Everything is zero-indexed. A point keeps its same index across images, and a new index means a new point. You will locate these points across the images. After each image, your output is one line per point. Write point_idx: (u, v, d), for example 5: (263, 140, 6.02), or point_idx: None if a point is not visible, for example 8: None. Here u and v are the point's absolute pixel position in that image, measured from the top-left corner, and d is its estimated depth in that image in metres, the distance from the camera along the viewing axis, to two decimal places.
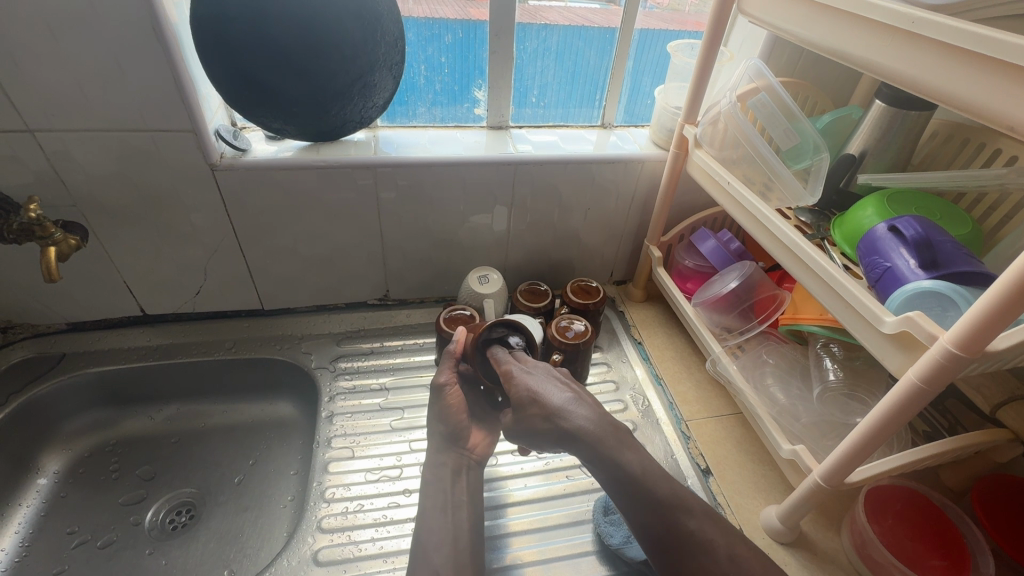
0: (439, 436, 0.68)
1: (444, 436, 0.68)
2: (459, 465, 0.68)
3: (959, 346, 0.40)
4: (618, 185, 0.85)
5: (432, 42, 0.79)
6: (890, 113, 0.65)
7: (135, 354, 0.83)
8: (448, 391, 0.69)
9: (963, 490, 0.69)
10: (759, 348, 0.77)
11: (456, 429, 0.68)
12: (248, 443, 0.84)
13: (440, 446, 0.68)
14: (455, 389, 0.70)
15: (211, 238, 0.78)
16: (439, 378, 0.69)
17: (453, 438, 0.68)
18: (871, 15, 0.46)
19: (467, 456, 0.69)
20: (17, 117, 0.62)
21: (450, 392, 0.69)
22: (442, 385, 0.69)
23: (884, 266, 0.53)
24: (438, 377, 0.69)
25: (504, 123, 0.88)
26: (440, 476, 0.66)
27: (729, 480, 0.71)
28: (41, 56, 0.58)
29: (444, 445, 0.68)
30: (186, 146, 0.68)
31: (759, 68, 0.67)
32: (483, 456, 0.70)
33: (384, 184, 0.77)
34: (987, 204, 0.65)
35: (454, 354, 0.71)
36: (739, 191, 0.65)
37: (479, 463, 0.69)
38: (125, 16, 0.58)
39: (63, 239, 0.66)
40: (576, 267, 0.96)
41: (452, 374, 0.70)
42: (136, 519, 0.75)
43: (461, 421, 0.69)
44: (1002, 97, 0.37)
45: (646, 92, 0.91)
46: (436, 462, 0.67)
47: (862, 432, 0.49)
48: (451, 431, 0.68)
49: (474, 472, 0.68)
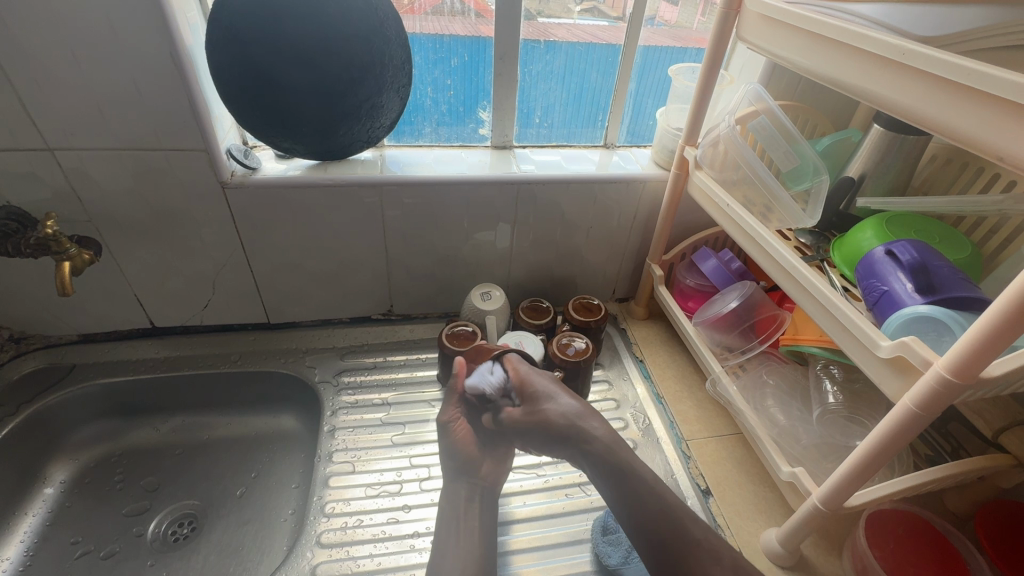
0: (451, 466, 0.70)
1: (453, 467, 0.70)
2: (472, 493, 0.69)
3: (953, 372, 0.40)
4: (620, 204, 0.86)
5: (438, 65, 0.81)
6: (890, 137, 0.66)
7: (143, 365, 0.84)
8: (455, 426, 0.73)
9: (967, 515, 0.68)
10: (760, 369, 0.77)
11: (466, 460, 0.71)
12: (251, 456, 0.84)
13: (451, 475, 0.70)
14: (461, 422, 0.74)
15: (220, 254, 0.79)
16: (443, 416, 0.73)
17: (462, 467, 0.70)
18: (865, 47, 0.47)
19: (479, 483, 0.70)
20: (37, 136, 0.64)
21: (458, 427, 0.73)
22: (445, 422, 0.72)
23: (881, 290, 0.54)
24: (443, 415, 0.72)
25: (508, 143, 0.90)
26: (453, 504, 0.67)
27: (730, 500, 0.71)
28: (62, 78, 0.61)
29: (456, 474, 0.70)
30: (198, 163, 0.70)
31: (758, 92, 0.69)
32: (494, 483, 0.71)
33: (389, 202, 0.79)
34: (986, 228, 0.65)
35: (456, 388, 0.73)
36: (738, 213, 0.66)
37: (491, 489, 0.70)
38: (146, 44, 0.60)
39: (77, 254, 0.68)
40: (578, 284, 0.97)
41: (455, 411, 0.73)
42: (138, 530, 0.75)
43: (470, 450, 0.72)
44: (992, 129, 0.38)
45: (649, 112, 0.92)
46: (448, 492, 0.68)
47: (860, 456, 0.49)
48: (461, 462, 0.70)
49: (487, 497, 0.69)
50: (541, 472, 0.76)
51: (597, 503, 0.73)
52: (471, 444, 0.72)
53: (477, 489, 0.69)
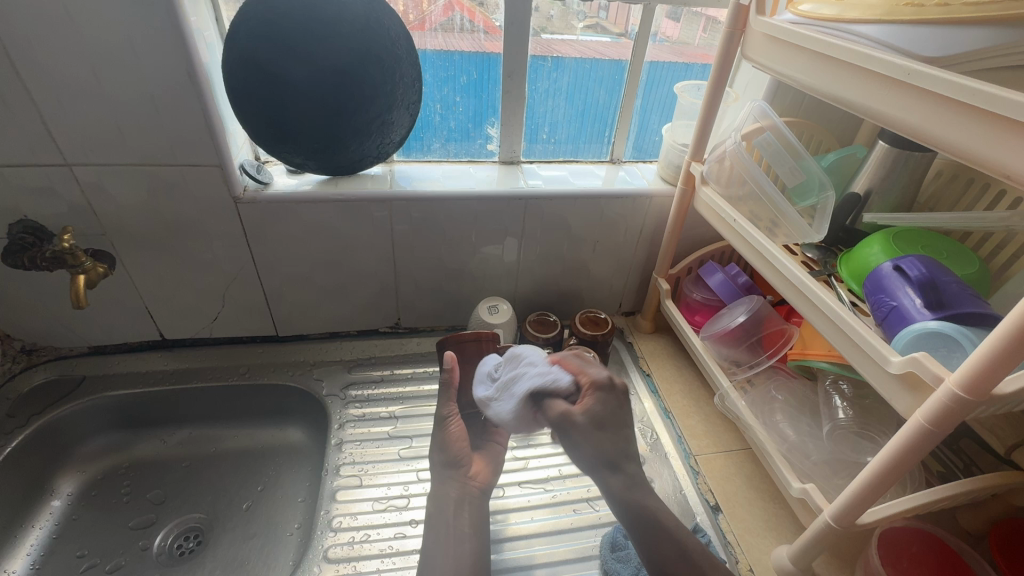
0: (439, 463, 0.71)
1: (443, 464, 0.70)
2: (462, 493, 0.69)
3: (965, 389, 0.40)
4: (627, 219, 0.87)
5: (448, 82, 0.83)
6: (895, 153, 0.66)
7: (152, 377, 0.85)
8: (450, 422, 0.72)
9: (981, 534, 0.67)
10: (768, 384, 0.77)
11: (456, 457, 0.70)
12: (258, 469, 0.84)
13: (440, 474, 0.70)
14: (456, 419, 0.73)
15: (231, 267, 0.80)
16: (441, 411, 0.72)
17: (453, 465, 0.70)
18: (870, 66, 0.48)
19: (469, 484, 0.71)
20: (56, 152, 0.66)
21: (453, 422, 0.73)
22: (445, 417, 0.72)
23: (891, 305, 0.54)
24: (443, 410, 0.72)
25: (515, 159, 0.91)
26: (441, 505, 0.68)
27: (740, 517, 0.70)
28: (82, 95, 0.62)
29: (444, 472, 0.70)
30: (212, 178, 0.71)
31: (764, 108, 0.70)
32: (483, 485, 0.72)
33: (398, 216, 0.80)
34: (994, 243, 0.65)
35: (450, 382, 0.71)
36: (744, 227, 0.66)
37: (481, 492, 0.71)
38: (163, 63, 0.62)
39: (92, 267, 0.70)
40: (585, 297, 0.97)
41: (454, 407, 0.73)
42: (144, 544, 0.75)
43: (462, 448, 0.72)
44: (998, 147, 0.38)
45: (654, 128, 0.93)
46: (438, 491, 0.69)
47: (874, 473, 0.49)
48: (450, 459, 0.70)
49: (476, 500, 0.70)
50: (548, 487, 0.76)
51: (605, 519, 0.72)
52: (463, 441, 0.72)
53: (466, 491, 0.70)
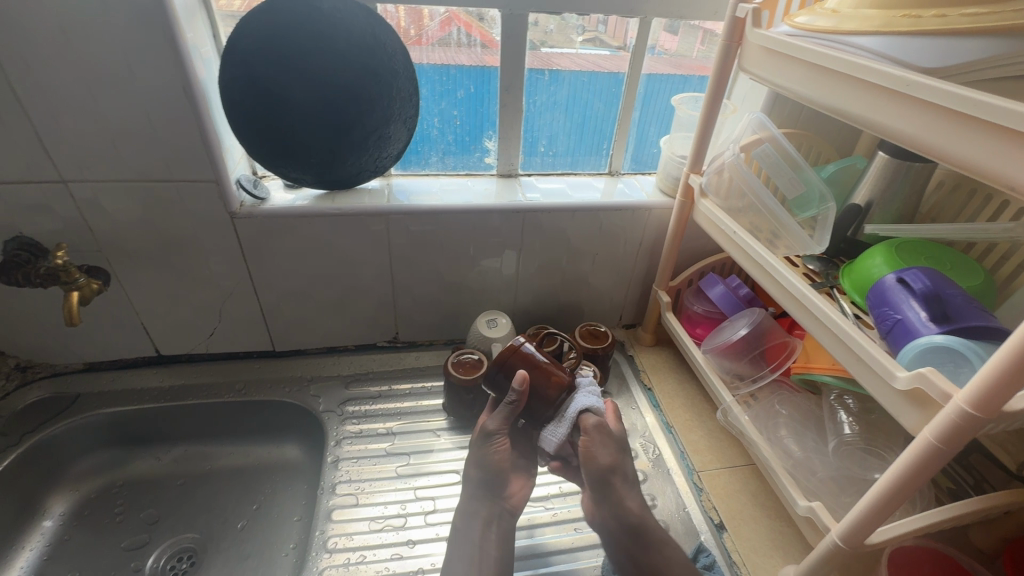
0: (477, 482, 0.67)
1: (480, 482, 0.66)
2: (494, 513, 0.67)
3: (974, 406, 0.39)
4: (626, 231, 0.86)
5: (444, 97, 0.83)
6: (896, 164, 0.66)
7: (147, 393, 0.84)
8: (496, 441, 0.67)
9: (994, 553, 0.65)
10: (772, 398, 0.75)
11: (494, 476, 0.66)
12: (253, 487, 0.83)
13: (474, 489, 0.67)
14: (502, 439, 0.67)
15: (227, 282, 0.80)
16: (490, 427, 0.66)
17: (490, 484, 0.67)
18: (866, 77, 0.47)
19: (502, 504, 0.68)
20: (51, 167, 0.66)
21: (499, 442, 0.67)
22: (492, 434, 0.66)
23: (895, 318, 0.53)
24: (489, 426, 0.66)
25: (513, 172, 0.91)
26: (468, 523, 0.65)
27: (744, 536, 0.69)
28: (77, 112, 0.62)
29: (480, 490, 0.67)
30: (209, 194, 0.71)
31: (762, 120, 0.70)
32: (516, 505, 0.69)
33: (395, 230, 0.79)
34: (999, 254, 0.64)
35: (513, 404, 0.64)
36: (743, 239, 0.65)
37: (512, 512, 0.68)
38: (159, 79, 0.62)
39: (86, 284, 0.69)
40: (585, 310, 0.97)
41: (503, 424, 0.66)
42: (136, 565, 0.74)
43: (502, 467, 0.67)
44: (1000, 158, 0.38)
45: (653, 141, 0.93)
46: (469, 508, 0.66)
47: (882, 490, 0.47)
48: (489, 480, 0.66)
49: (507, 520, 0.67)
50: (549, 505, 0.74)
51: None
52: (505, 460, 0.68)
53: (498, 510, 0.67)
